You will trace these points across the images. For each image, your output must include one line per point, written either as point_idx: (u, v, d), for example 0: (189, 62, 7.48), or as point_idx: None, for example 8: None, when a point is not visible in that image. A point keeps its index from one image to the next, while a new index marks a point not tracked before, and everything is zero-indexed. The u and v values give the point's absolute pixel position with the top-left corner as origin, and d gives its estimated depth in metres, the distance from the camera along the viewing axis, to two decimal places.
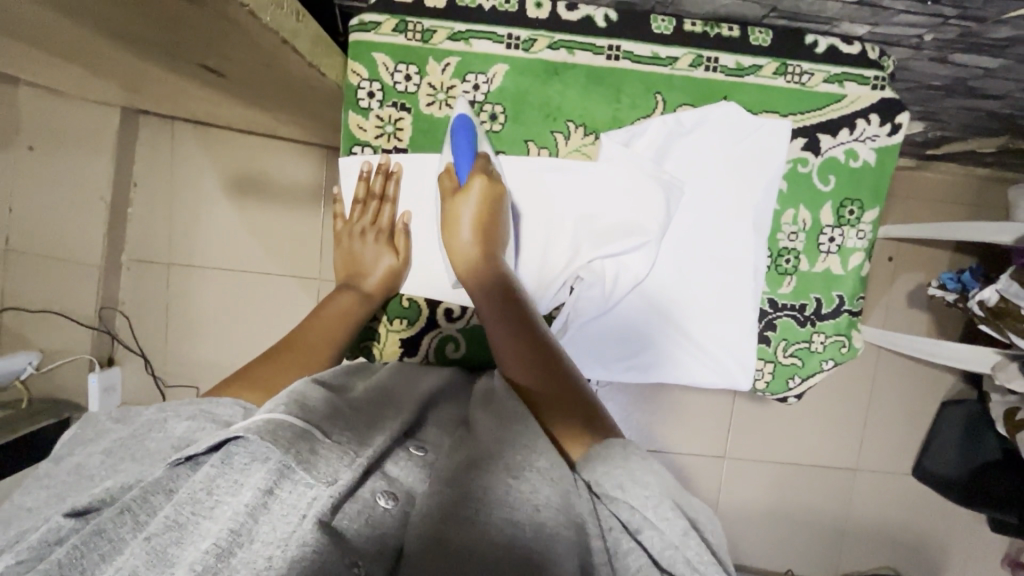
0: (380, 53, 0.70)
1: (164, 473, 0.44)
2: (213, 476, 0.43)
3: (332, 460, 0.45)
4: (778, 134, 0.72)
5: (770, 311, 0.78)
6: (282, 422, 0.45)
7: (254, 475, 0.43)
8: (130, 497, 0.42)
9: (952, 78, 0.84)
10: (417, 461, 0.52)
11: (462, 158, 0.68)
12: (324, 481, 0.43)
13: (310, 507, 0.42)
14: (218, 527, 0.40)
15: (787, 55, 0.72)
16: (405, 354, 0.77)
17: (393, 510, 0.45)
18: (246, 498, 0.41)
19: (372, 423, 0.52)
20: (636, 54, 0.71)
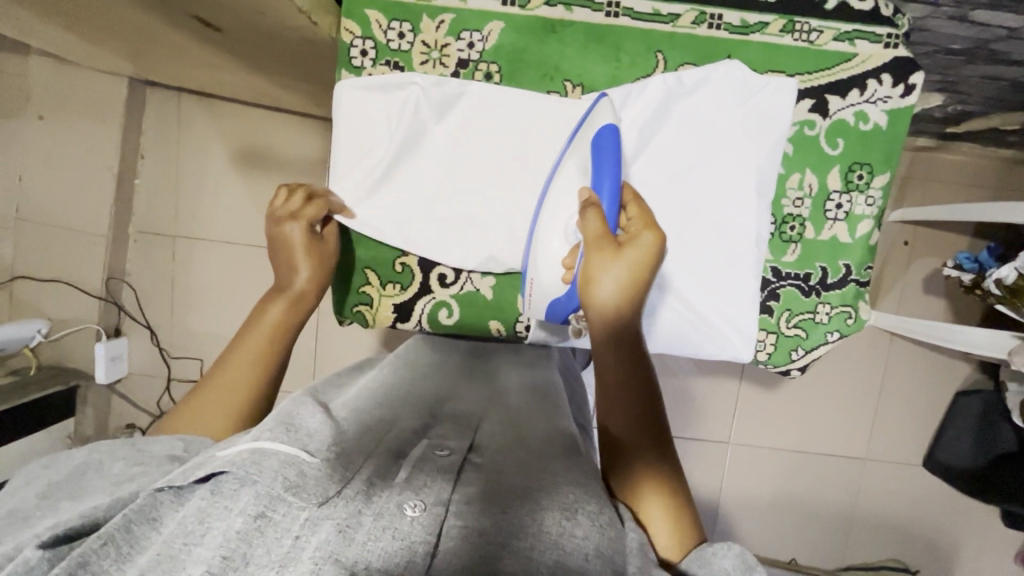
0: (373, 10, 0.69)
1: (146, 499, 0.41)
2: (204, 508, 0.39)
3: (323, 481, 0.40)
4: (783, 94, 0.69)
5: (773, 280, 0.75)
6: (273, 452, 0.41)
7: (243, 499, 0.39)
8: (112, 527, 0.38)
9: (973, 39, 0.80)
10: (441, 470, 0.46)
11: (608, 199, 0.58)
12: (315, 501, 0.39)
13: (305, 529, 0.38)
14: (208, 554, 0.36)
15: (794, 12, 0.69)
16: (399, 320, 0.77)
17: (419, 518, 0.40)
18: (235, 524, 0.37)
19: (369, 429, 0.50)
20: (637, 11, 0.69)
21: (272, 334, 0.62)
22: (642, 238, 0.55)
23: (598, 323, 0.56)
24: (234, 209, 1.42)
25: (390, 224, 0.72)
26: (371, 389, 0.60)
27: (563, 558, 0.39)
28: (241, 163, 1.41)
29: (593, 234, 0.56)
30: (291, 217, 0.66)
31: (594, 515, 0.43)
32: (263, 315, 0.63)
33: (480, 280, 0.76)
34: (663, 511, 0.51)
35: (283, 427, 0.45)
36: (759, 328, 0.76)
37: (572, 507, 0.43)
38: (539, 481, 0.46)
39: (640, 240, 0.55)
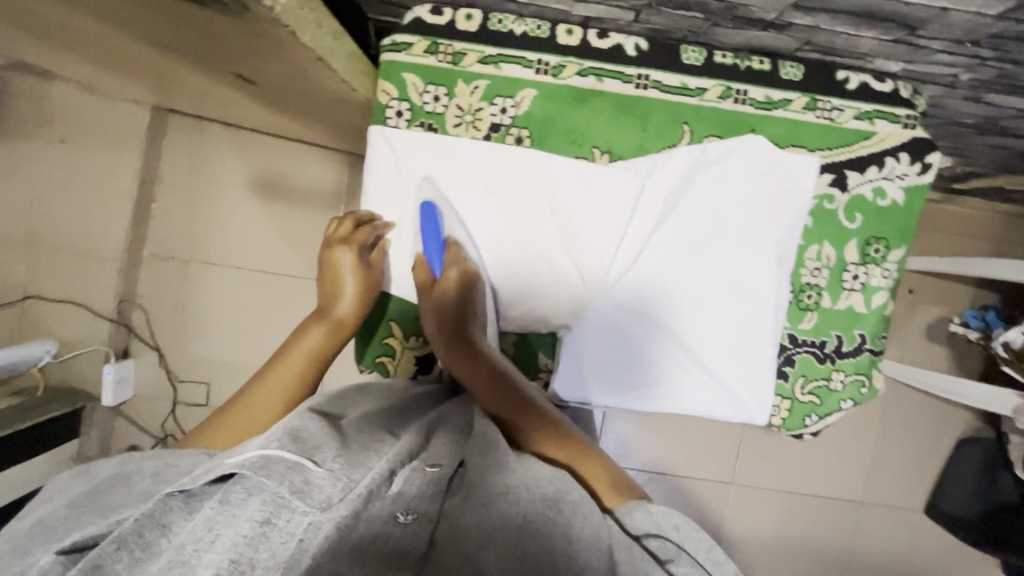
0: (410, 74, 0.71)
1: (156, 505, 0.42)
2: (212, 516, 0.41)
3: (327, 487, 0.43)
4: (803, 170, 0.72)
5: (790, 347, 0.76)
6: (281, 457, 0.43)
7: (251, 506, 0.42)
8: (125, 530, 0.40)
9: (985, 117, 0.83)
10: (430, 480, 0.49)
11: (432, 248, 0.71)
12: (319, 507, 0.42)
13: (308, 533, 0.41)
14: (217, 558, 0.38)
15: (817, 91, 0.72)
16: (420, 372, 0.78)
17: (410, 524, 0.44)
18: (244, 530, 0.40)
19: (370, 449, 0.51)
20: (665, 84, 0.71)
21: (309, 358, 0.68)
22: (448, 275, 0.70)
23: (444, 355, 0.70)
24: (249, 237, 1.44)
25: (413, 278, 0.74)
26: (379, 420, 0.59)
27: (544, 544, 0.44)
28: (259, 192, 1.43)
29: (422, 285, 0.72)
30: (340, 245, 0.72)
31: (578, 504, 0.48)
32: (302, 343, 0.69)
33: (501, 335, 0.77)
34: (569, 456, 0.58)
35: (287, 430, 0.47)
36: (775, 394, 0.76)
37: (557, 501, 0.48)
38: (521, 480, 0.49)
39: (448, 279, 0.70)
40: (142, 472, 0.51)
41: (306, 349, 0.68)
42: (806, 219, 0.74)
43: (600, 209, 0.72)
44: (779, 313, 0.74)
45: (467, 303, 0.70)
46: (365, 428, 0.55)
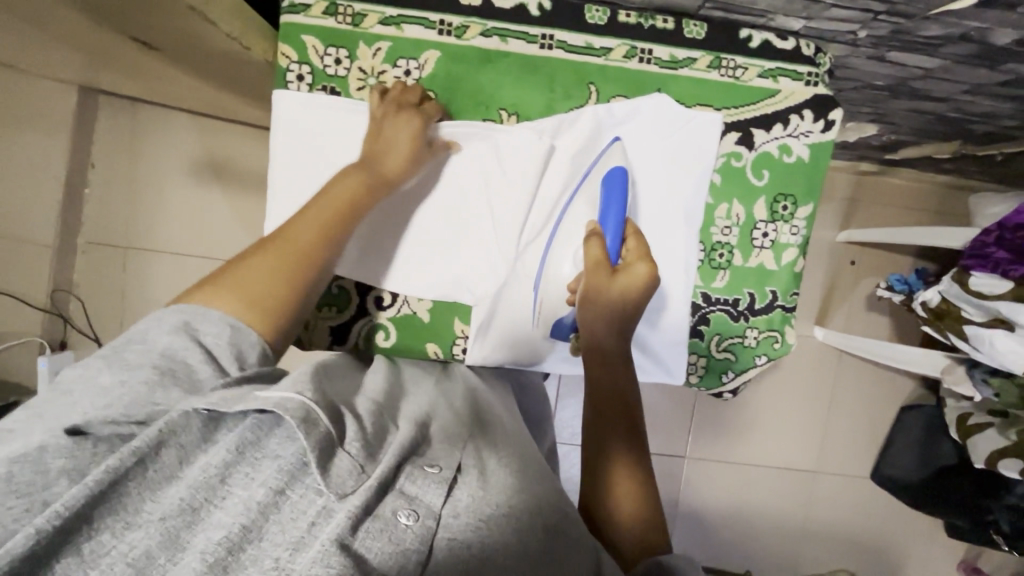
0: (309, 36, 0.69)
1: (180, 418, 0.43)
2: (229, 463, 0.42)
3: (343, 471, 0.43)
4: (707, 128, 0.73)
5: (703, 305, 0.77)
6: (317, 421, 0.43)
7: (267, 470, 0.42)
8: (144, 443, 0.41)
9: (894, 78, 0.85)
10: (437, 481, 0.46)
11: (610, 229, 0.66)
12: (333, 492, 0.41)
13: (319, 516, 0.40)
14: (230, 520, 0.39)
15: (719, 49, 0.72)
16: (334, 342, 0.76)
17: (414, 526, 0.42)
18: (258, 494, 0.41)
19: (381, 432, 0.50)
20: (570, 44, 0.71)
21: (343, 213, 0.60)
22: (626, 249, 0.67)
23: (595, 323, 0.65)
24: (189, 221, 1.41)
25: None
26: (382, 401, 0.57)
27: None
28: (198, 175, 1.40)
29: (594, 260, 0.65)
30: (400, 107, 0.67)
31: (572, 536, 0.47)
32: (342, 187, 0.61)
33: (417, 303, 0.75)
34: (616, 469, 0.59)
35: (314, 395, 0.48)
36: (689, 352, 0.77)
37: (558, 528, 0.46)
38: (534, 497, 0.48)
39: (634, 272, 0.64)
40: (163, 327, 0.49)
41: (342, 196, 0.60)
42: (712, 175, 0.74)
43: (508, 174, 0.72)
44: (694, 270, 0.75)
45: (635, 309, 0.65)
46: (369, 410, 0.52)
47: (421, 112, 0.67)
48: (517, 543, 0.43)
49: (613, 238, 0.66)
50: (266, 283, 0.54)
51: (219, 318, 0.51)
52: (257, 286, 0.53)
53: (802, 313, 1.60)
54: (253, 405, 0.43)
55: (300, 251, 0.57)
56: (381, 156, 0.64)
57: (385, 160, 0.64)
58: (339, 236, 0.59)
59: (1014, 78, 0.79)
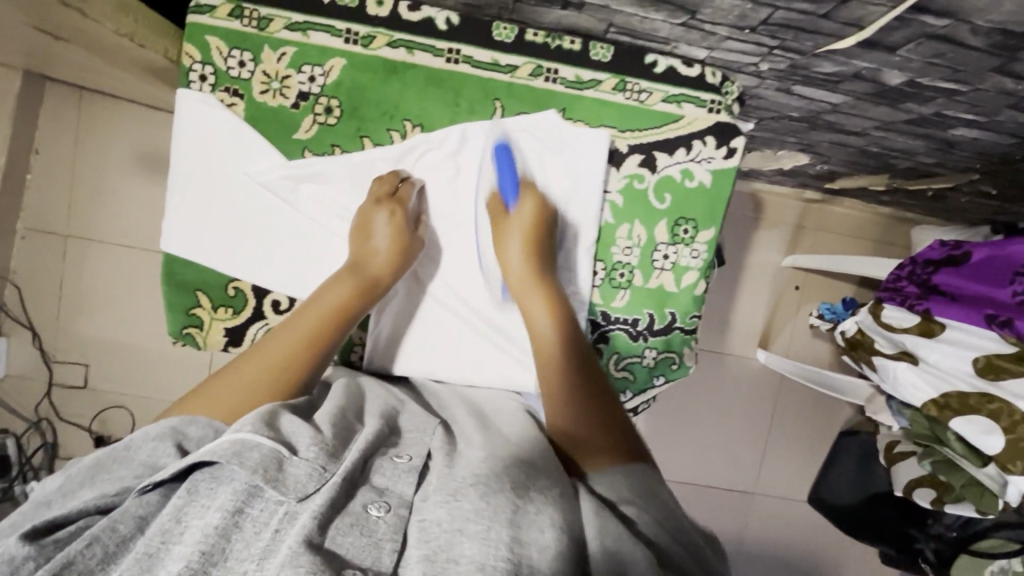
0: (214, 38, 0.69)
1: (132, 501, 0.41)
2: (181, 506, 0.40)
3: (302, 476, 0.42)
4: (594, 146, 0.73)
5: (603, 323, 0.78)
6: (256, 444, 0.42)
7: (221, 495, 0.40)
8: (99, 527, 0.39)
9: (807, 111, 0.87)
10: (401, 473, 0.46)
11: (508, 186, 0.72)
12: (294, 496, 0.40)
13: (284, 522, 0.39)
14: (189, 550, 0.37)
15: (625, 73, 0.74)
16: (229, 344, 0.75)
17: (384, 516, 0.41)
18: (213, 520, 0.38)
19: (341, 433, 0.49)
20: (476, 60, 0.72)
21: (334, 313, 0.62)
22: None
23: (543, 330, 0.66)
24: (133, 213, 1.40)
25: (216, 247, 0.72)
26: (346, 406, 0.56)
27: (520, 535, 0.40)
28: (145, 168, 1.39)
29: (497, 215, 0.72)
30: (381, 201, 0.69)
31: (549, 491, 0.45)
32: (330, 295, 0.63)
33: None
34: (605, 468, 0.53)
35: (261, 419, 0.46)
36: None
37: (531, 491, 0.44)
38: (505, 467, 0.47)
39: (523, 211, 0.71)
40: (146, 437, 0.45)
41: (327, 299, 0.62)
42: (610, 195, 0.75)
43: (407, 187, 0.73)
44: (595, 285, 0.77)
45: (538, 245, 0.70)
46: (327, 415, 0.51)
47: (395, 206, 0.69)
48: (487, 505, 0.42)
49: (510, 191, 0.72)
50: (253, 387, 0.53)
51: (207, 422, 0.48)
52: (244, 393, 0.52)
53: (746, 334, 1.62)
54: (195, 453, 0.42)
55: (283, 349, 0.56)
56: (366, 259, 0.67)
57: (372, 263, 0.67)
58: (333, 332, 0.60)
59: (917, 118, 0.81)
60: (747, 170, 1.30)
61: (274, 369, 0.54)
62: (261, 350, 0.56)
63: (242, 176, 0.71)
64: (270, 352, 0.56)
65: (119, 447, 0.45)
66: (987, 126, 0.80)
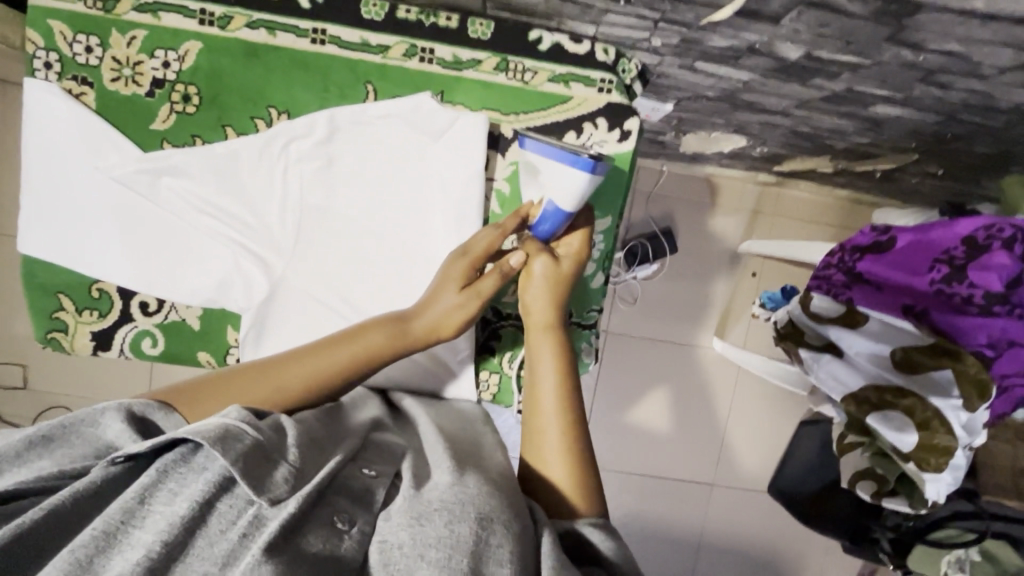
0: (57, 21, 0.64)
1: (99, 473, 0.40)
2: (149, 485, 0.39)
3: (278, 475, 0.41)
4: (470, 130, 0.67)
5: (495, 320, 0.75)
6: (240, 433, 0.41)
7: (192, 486, 0.39)
8: (58, 500, 0.37)
9: (721, 90, 0.82)
10: (379, 483, 0.46)
11: (547, 222, 0.64)
12: (266, 499, 0.39)
13: (251, 525, 0.38)
14: (150, 538, 0.37)
15: (506, 51, 0.68)
16: (97, 347, 0.71)
17: (354, 534, 0.41)
18: (180, 511, 0.38)
19: (325, 437, 0.49)
20: (343, 40, 0.67)
21: (359, 359, 0.57)
22: (516, 255, 0.64)
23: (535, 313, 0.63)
24: None
25: (74, 245, 0.68)
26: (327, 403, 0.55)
27: (478, 564, 0.39)
28: None
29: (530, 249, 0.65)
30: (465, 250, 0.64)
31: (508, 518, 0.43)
32: (365, 337, 0.58)
33: (186, 310, 0.71)
34: (566, 472, 0.53)
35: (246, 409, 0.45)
36: (480, 367, 0.75)
37: (488, 514, 0.42)
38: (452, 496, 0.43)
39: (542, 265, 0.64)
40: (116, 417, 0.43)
41: (363, 341, 0.58)
42: (499, 184, 0.71)
43: (273, 179, 0.68)
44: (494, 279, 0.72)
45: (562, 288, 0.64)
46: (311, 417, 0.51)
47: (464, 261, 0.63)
48: (450, 535, 0.40)
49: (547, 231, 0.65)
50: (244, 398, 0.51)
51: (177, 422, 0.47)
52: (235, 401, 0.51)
53: (702, 324, 1.57)
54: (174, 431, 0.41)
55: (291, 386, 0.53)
56: (415, 312, 0.61)
57: (420, 315, 0.61)
58: (352, 377, 0.57)
59: (833, 95, 0.76)
60: (692, 154, 1.24)
61: (268, 397, 0.52)
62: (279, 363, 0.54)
63: (94, 171, 0.67)
64: (287, 371, 0.54)
65: (88, 411, 0.43)
66: (905, 102, 0.74)
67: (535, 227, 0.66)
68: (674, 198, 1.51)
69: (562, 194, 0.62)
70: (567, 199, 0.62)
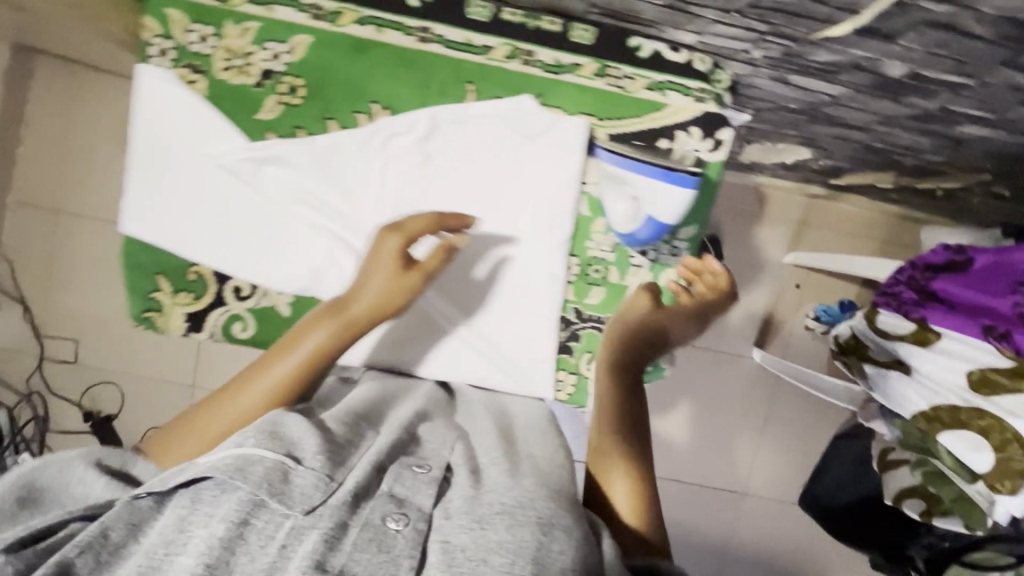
0: (175, 10, 0.66)
1: (122, 507, 0.40)
2: (184, 516, 0.39)
3: (310, 485, 0.40)
4: (573, 134, 0.69)
5: (575, 321, 0.74)
6: (261, 457, 0.41)
7: (225, 505, 0.39)
8: (91, 534, 0.38)
9: (805, 103, 0.82)
10: (422, 483, 0.44)
11: (654, 228, 0.70)
12: (300, 509, 0.39)
13: (291, 538, 0.38)
14: (193, 561, 0.36)
15: (606, 57, 0.69)
16: (189, 329, 0.73)
17: (404, 530, 0.40)
18: (217, 531, 0.37)
19: (356, 441, 0.48)
20: (448, 40, 0.68)
21: (311, 354, 0.54)
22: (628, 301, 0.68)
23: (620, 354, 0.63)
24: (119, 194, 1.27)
25: (175, 227, 0.70)
26: (367, 408, 0.55)
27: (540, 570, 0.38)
28: None
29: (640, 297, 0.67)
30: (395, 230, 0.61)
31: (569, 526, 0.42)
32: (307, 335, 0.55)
33: (278, 296, 0.73)
34: (632, 500, 0.53)
35: (269, 428, 0.44)
36: (558, 368, 0.75)
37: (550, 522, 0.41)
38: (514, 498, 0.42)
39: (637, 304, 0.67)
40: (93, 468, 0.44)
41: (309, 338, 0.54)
42: (587, 186, 0.72)
43: (373, 175, 0.69)
44: (554, 283, 0.72)
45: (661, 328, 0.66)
46: (340, 418, 0.50)
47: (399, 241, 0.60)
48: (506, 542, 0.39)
49: (651, 234, 0.71)
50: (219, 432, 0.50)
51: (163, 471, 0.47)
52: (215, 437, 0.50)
53: (742, 333, 1.57)
54: (196, 464, 0.41)
55: (250, 405, 0.51)
56: (349, 299, 0.58)
57: (356, 300, 0.57)
58: (315, 369, 0.54)
59: (922, 113, 0.76)
60: (750, 163, 1.24)
61: (244, 419, 0.51)
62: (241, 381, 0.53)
63: (203, 157, 0.69)
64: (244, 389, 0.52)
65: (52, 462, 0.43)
66: (997, 123, 0.74)
67: (637, 233, 0.71)
68: (723, 206, 1.51)
69: (664, 210, 0.69)
70: (671, 213, 0.69)
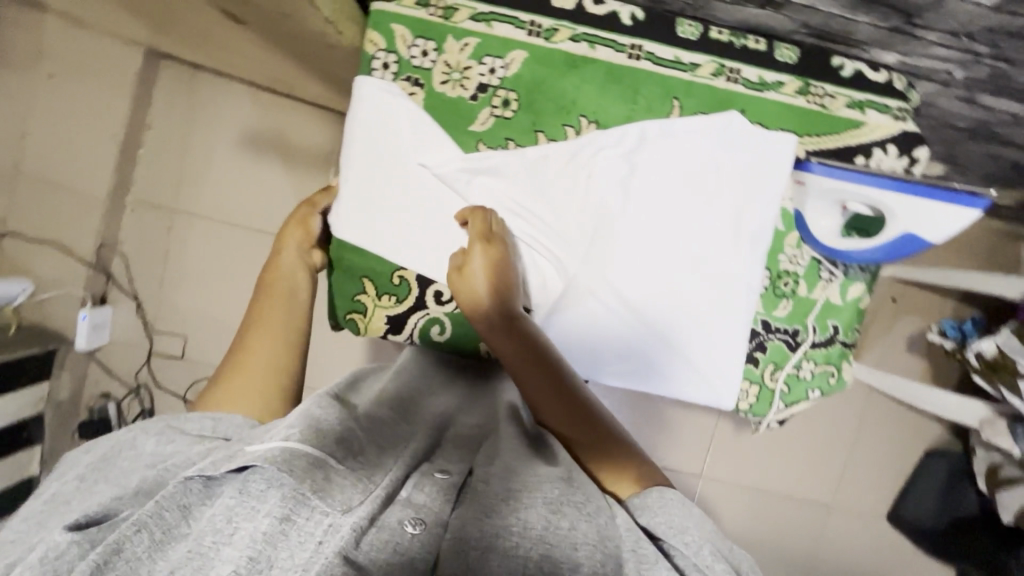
0: (400, 25, 0.69)
1: (177, 486, 0.41)
2: (232, 505, 0.40)
3: (346, 487, 0.43)
4: (780, 151, 0.70)
5: (762, 332, 0.76)
6: (303, 452, 0.42)
7: (271, 500, 0.41)
8: (146, 513, 0.39)
9: (977, 121, 0.83)
10: (441, 488, 0.48)
11: (895, 248, 0.70)
12: (340, 508, 0.41)
13: (327, 534, 0.40)
14: (238, 553, 0.38)
15: (810, 76, 0.71)
16: (389, 330, 0.76)
17: (419, 534, 0.42)
18: (262, 525, 0.39)
19: (383, 446, 0.50)
20: (658, 56, 0.70)
21: (299, 321, 0.68)
22: None
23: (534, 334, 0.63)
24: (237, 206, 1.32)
25: (383, 234, 0.72)
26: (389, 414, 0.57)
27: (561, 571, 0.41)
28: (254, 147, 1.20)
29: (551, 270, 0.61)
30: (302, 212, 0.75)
31: (582, 506, 0.47)
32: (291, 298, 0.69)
33: None
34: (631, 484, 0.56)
35: (308, 423, 0.45)
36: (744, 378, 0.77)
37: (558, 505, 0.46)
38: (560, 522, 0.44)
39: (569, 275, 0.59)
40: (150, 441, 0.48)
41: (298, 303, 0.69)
42: (784, 202, 0.73)
43: (580, 189, 0.72)
44: (719, 297, 0.73)
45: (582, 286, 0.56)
46: (365, 417, 0.53)
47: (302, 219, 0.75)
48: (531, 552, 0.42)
49: (886, 253, 0.71)
50: (262, 384, 0.60)
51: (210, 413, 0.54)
52: (259, 389, 0.60)
53: None
54: (245, 453, 0.42)
55: (262, 365, 0.62)
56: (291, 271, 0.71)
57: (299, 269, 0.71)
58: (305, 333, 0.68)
59: None
60: None
61: (274, 372, 0.62)
62: (261, 346, 0.64)
63: (417, 167, 0.71)
64: (263, 353, 0.63)
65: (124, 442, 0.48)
66: None
67: (866, 253, 0.71)
68: None
69: (930, 230, 0.67)
70: (931, 233, 0.67)
